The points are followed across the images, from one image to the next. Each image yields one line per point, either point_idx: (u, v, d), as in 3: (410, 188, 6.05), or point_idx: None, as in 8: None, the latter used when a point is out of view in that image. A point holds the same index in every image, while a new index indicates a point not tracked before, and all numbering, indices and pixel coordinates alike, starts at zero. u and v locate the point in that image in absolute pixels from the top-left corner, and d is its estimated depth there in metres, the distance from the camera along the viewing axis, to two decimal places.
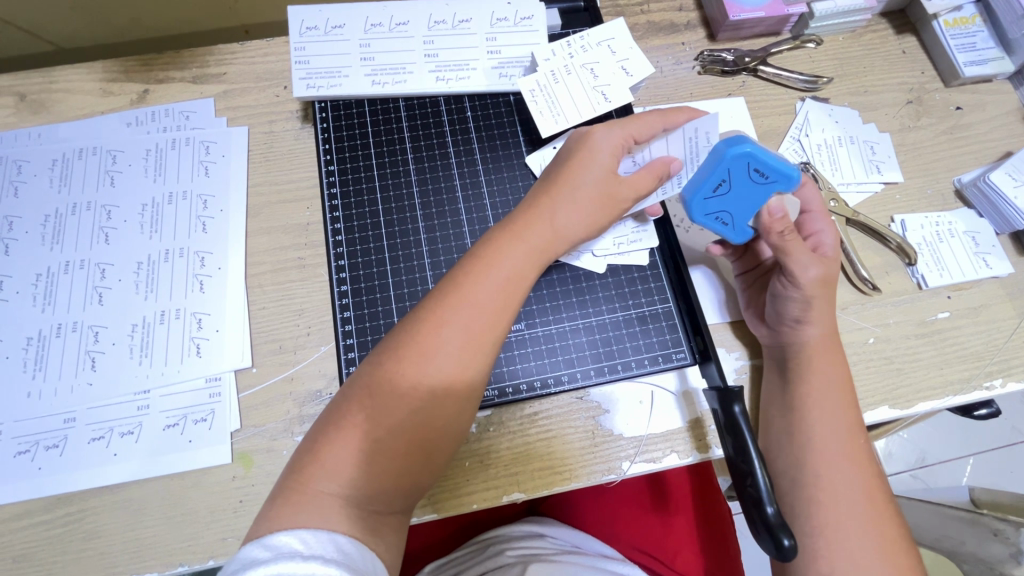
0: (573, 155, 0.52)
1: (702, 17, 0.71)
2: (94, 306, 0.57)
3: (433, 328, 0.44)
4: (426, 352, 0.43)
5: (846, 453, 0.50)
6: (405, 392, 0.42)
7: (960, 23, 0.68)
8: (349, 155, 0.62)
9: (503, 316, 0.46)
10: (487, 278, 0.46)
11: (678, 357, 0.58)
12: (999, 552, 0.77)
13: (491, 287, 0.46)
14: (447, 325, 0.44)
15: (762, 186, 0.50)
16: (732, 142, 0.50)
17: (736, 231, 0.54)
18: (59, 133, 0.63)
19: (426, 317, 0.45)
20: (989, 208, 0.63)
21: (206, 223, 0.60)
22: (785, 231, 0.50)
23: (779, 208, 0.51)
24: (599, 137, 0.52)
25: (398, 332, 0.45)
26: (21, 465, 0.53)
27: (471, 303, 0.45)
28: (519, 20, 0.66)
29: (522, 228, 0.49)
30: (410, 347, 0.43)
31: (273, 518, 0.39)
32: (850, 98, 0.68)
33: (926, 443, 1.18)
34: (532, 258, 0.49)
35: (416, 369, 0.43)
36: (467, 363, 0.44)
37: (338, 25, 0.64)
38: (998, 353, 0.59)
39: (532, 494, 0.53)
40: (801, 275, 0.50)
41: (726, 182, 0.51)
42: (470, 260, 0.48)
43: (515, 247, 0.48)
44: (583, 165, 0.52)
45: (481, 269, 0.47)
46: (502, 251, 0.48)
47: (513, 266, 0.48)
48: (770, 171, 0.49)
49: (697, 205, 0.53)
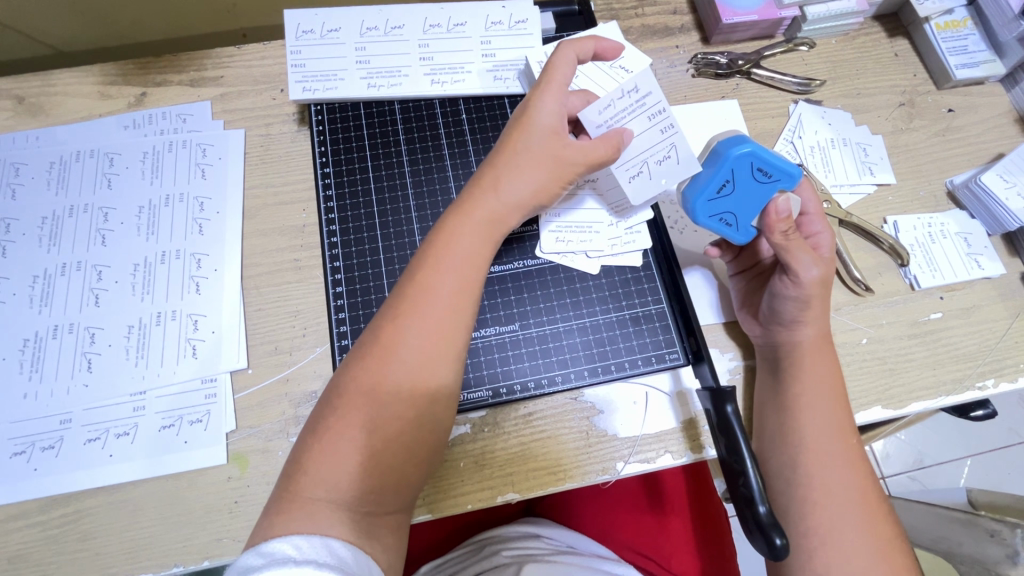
0: (517, 123, 0.51)
1: (695, 20, 0.71)
2: (91, 308, 0.57)
3: (394, 321, 0.45)
4: (391, 348, 0.44)
5: (839, 452, 0.50)
6: (376, 392, 0.43)
7: (952, 26, 0.69)
8: (345, 157, 0.63)
9: (466, 299, 0.47)
10: (443, 266, 0.47)
11: (671, 357, 0.58)
12: (996, 553, 0.77)
13: (449, 274, 0.47)
14: (407, 318, 0.45)
15: (767, 185, 0.50)
16: (731, 144, 0.50)
17: (740, 232, 0.53)
18: (57, 136, 0.63)
19: (388, 314, 0.46)
20: (981, 209, 0.64)
21: (203, 225, 0.61)
22: (789, 230, 0.50)
23: (784, 206, 0.50)
24: (539, 106, 0.51)
25: (364, 335, 0.46)
26: (18, 465, 0.53)
27: (427, 291, 0.46)
28: (513, 23, 0.66)
29: (472, 207, 0.49)
30: (375, 346, 0.44)
31: (269, 526, 0.39)
32: (843, 101, 0.69)
33: (923, 444, 1.19)
34: (486, 238, 0.49)
35: (382, 365, 0.44)
36: (432, 352, 0.44)
37: (334, 29, 0.65)
38: (992, 353, 0.60)
39: (526, 494, 0.53)
40: (801, 275, 0.50)
41: (730, 182, 0.50)
42: (427, 247, 0.48)
43: (465, 229, 0.48)
44: (527, 134, 0.50)
45: (436, 258, 0.47)
46: (454, 232, 0.48)
47: (467, 247, 0.48)
48: (773, 169, 0.49)
49: (701, 206, 0.52)
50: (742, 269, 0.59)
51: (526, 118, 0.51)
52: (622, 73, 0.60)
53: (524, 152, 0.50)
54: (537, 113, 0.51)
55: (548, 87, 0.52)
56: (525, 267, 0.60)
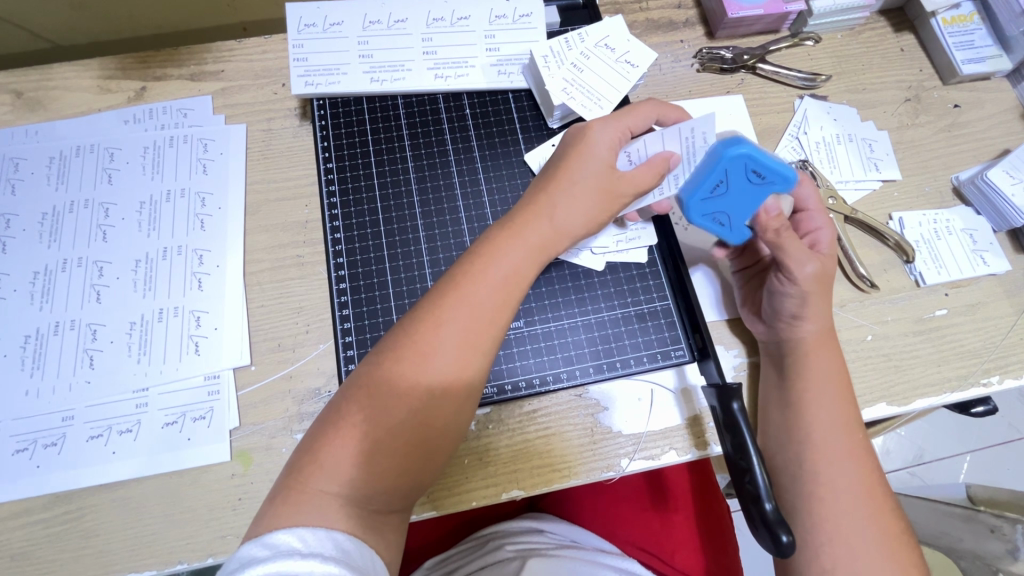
0: (573, 150, 0.52)
1: (701, 15, 0.71)
2: (92, 304, 0.57)
3: (431, 327, 0.44)
4: (424, 352, 0.43)
5: (845, 449, 0.50)
6: (401, 393, 0.43)
7: (958, 21, 0.68)
8: (348, 153, 0.62)
9: (501, 316, 0.46)
10: (486, 277, 0.46)
11: (676, 354, 0.58)
12: (996, 548, 0.77)
13: (490, 286, 0.46)
14: (446, 325, 0.44)
15: (759, 186, 0.50)
16: (727, 144, 0.49)
17: (734, 232, 0.53)
18: (56, 131, 0.63)
19: (423, 316, 0.45)
20: (987, 205, 0.63)
21: (205, 221, 0.60)
22: (782, 229, 0.50)
23: (773, 208, 0.51)
24: (598, 132, 0.52)
25: (394, 333, 0.46)
26: (20, 463, 0.52)
27: (468, 299, 0.45)
28: (518, 17, 0.66)
29: (522, 225, 0.49)
30: (408, 346, 0.44)
31: (274, 516, 0.39)
32: (849, 96, 0.69)
33: (923, 440, 1.19)
34: (532, 258, 0.49)
35: (415, 368, 0.43)
36: (465, 362, 0.44)
37: (336, 22, 0.64)
38: (997, 350, 0.60)
39: (532, 491, 0.53)
40: (796, 273, 0.50)
41: (724, 182, 0.50)
42: (470, 255, 0.48)
43: (513, 244, 0.48)
44: (583, 162, 0.51)
45: (479, 267, 0.47)
46: (499, 247, 0.48)
47: (511, 262, 0.48)
48: (768, 172, 0.49)
49: (695, 205, 0.52)
50: (745, 267, 0.59)
51: (583, 146, 0.52)
52: (628, 69, 0.62)
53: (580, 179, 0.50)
54: (595, 143, 0.52)
55: (611, 118, 0.53)
56: None
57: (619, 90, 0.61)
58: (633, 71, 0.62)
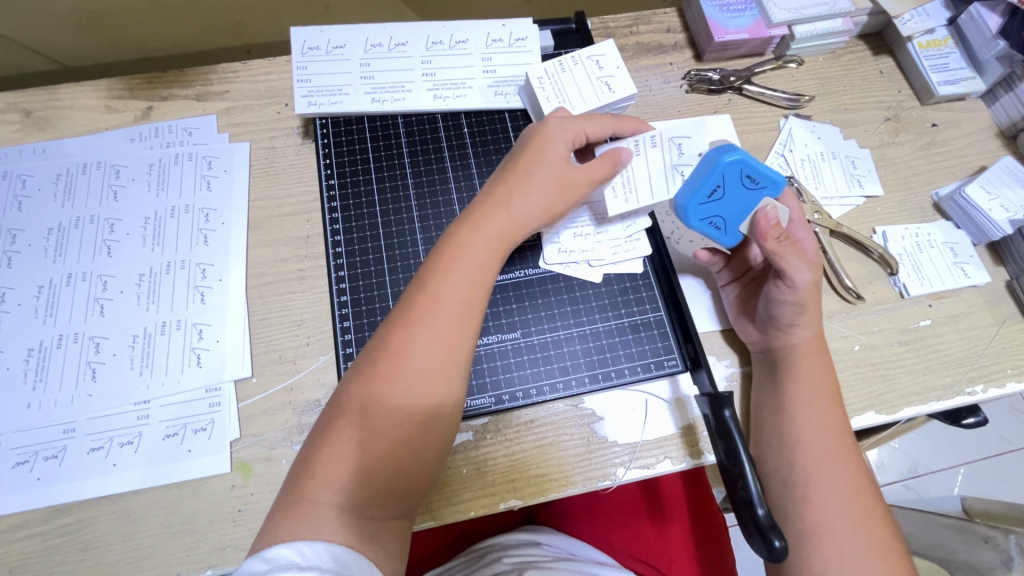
0: (531, 147, 0.54)
1: (689, 38, 0.74)
2: (96, 318, 0.58)
3: (404, 326, 0.46)
4: (404, 352, 0.45)
5: (835, 454, 0.51)
6: (383, 396, 0.44)
7: (933, 45, 0.72)
8: (349, 170, 0.64)
9: (474, 310, 0.48)
10: (453, 274, 0.48)
11: (669, 364, 0.59)
12: (991, 558, 0.77)
13: (458, 281, 0.48)
14: (417, 324, 0.46)
15: (754, 191, 0.53)
16: (722, 151, 0.53)
17: (727, 236, 0.56)
18: (63, 149, 0.64)
19: (400, 320, 0.46)
20: (966, 219, 0.66)
21: (208, 235, 0.61)
22: (780, 238, 0.51)
23: (772, 215, 0.52)
24: (555, 130, 0.55)
25: (373, 341, 0.47)
26: (20, 475, 0.53)
27: (440, 294, 0.47)
28: (513, 41, 0.69)
29: (482, 220, 0.51)
30: (385, 350, 0.45)
31: (274, 531, 0.40)
32: (831, 116, 0.71)
33: (917, 453, 1.20)
34: (495, 248, 0.51)
35: (392, 369, 0.44)
36: (441, 358, 0.45)
37: (339, 45, 0.66)
38: (981, 359, 0.61)
39: (529, 501, 0.54)
40: (795, 279, 0.52)
41: (720, 187, 0.53)
42: (438, 255, 0.50)
43: (475, 238, 0.50)
44: (539, 158, 0.54)
45: (448, 265, 0.49)
46: (463, 243, 0.50)
47: (477, 256, 0.50)
48: (761, 177, 0.52)
49: (692, 210, 0.54)
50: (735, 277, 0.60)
51: (541, 141, 0.54)
52: (605, 90, 0.63)
53: (539, 178, 0.53)
54: (557, 141, 0.54)
55: (572, 119, 0.56)
56: (526, 277, 0.61)
57: (587, 104, 0.62)
58: (606, 94, 0.63)
